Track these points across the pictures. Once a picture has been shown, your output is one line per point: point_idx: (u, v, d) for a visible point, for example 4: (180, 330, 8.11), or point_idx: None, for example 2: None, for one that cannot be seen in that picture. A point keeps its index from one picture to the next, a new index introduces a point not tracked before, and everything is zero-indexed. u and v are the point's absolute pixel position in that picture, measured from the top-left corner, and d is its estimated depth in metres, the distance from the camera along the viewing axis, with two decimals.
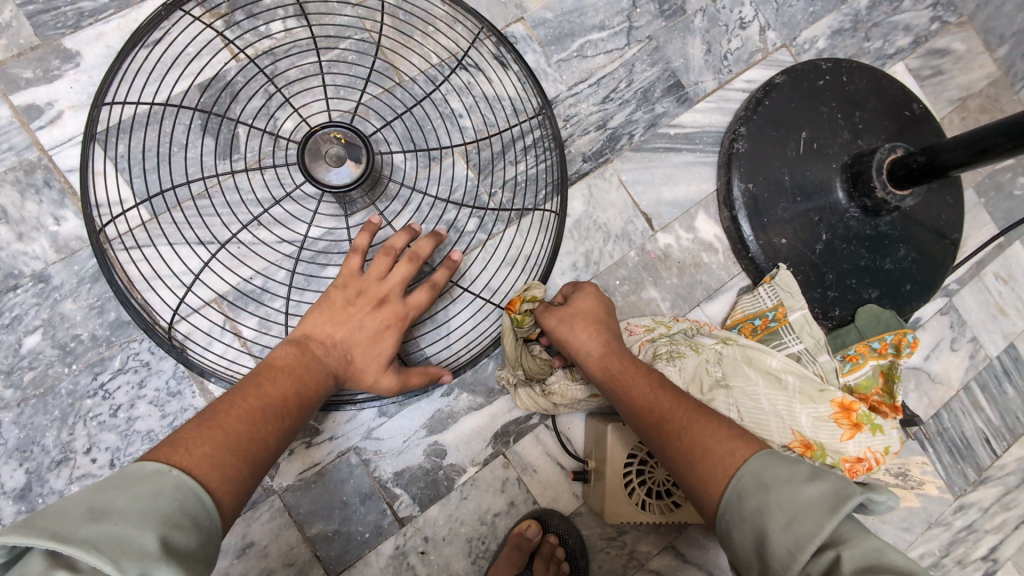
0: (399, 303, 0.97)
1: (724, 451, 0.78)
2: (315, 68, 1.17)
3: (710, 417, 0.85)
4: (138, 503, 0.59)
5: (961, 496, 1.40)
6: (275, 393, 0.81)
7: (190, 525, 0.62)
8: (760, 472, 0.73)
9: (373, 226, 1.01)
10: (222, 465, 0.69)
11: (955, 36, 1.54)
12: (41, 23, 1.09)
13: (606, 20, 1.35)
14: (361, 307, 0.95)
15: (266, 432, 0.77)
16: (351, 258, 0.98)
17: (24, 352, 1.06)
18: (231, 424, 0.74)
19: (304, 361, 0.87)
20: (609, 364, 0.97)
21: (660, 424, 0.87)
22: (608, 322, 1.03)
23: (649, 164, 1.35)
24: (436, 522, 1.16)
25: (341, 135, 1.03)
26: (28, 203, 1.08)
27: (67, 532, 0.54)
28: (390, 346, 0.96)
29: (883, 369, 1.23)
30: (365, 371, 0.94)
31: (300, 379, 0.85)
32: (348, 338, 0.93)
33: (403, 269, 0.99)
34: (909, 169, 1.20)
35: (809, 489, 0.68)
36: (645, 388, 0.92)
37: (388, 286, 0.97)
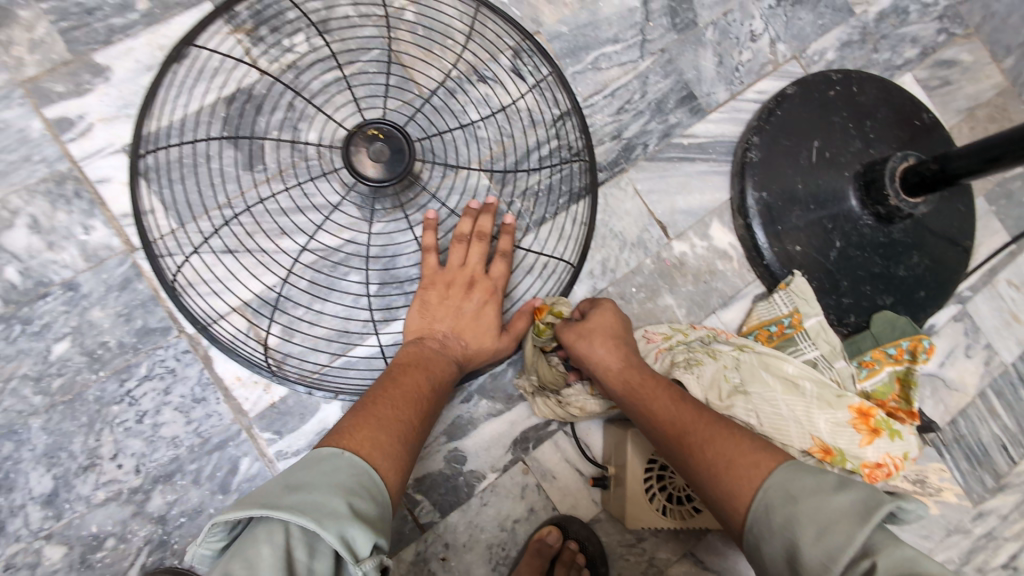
0: (486, 279, 1.10)
1: (747, 463, 0.79)
2: (339, 82, 1.21)
3: (732, 430, 0.86)
4: (323, 478, 0.68)
5: (979, 503, 1.39)
6: (409, 380, 0.91)
7: (367, 494, 0.69)
8: (787, 483, 0.74)
9: (433, 222, 1.10)
10: (380, 440, 0.78)
11: (962, 48, 1.57)
12: (73, 39, 1.13)
13: (619, 34, 1.38)
14: (455, 294, 1.08)
15: (413, 414, 0.87)
16: (429, 260, 1.10)
17: (53, 359, 1.07)
18: (381, 410, 0.83)
19: (424, 352, 0.99)
20: (631, 378, 0.97)
21: (680, 438, 0.88)
22: (627, 336, 1.04)
23: (664, 173, 1.37)
24: (457, 529, 1.17)
25: (379, 130, 1.09)
26: (59, 213, 1.10)
27: (275, 502, 0.63)
28: (491, 316, 1.08)
29: (900, 375, 1.23)
30: (483, 344, 1.07)
31: (427, 365, 0.96)
32: (454, 322, 1.06)
33: (476, 249, 1.10)
34: (922, 177, 1.22)
35: (839, 498, 0.69)
36: (665, 403, 0.93)
37: (470, 268, 1.09)
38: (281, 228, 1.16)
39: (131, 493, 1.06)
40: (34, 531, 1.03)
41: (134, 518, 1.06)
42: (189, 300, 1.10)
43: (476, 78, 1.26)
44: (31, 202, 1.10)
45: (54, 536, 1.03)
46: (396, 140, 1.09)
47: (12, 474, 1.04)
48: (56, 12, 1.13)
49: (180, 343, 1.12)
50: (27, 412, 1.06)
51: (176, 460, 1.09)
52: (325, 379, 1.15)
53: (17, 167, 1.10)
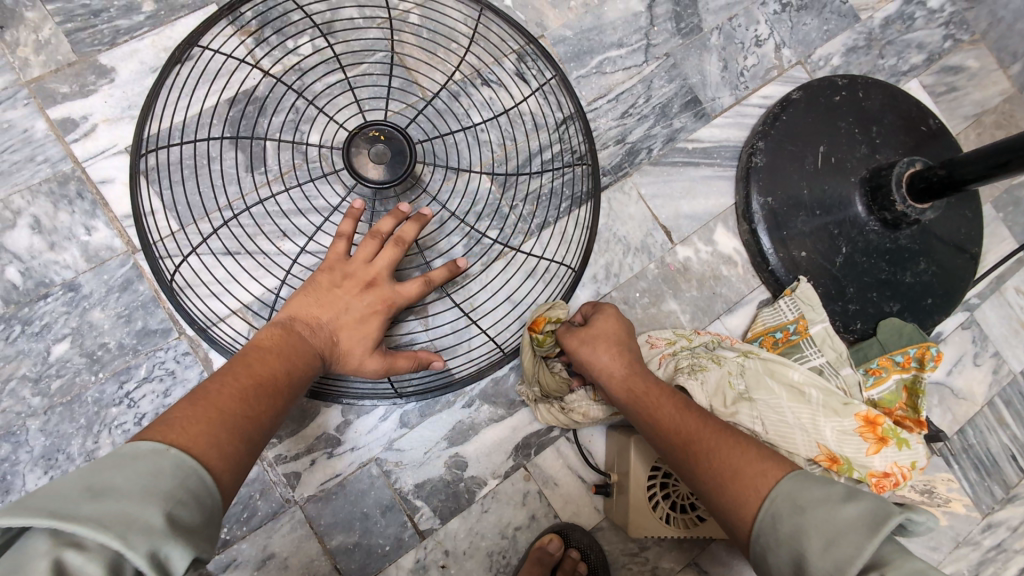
0: (387, 286, 0.97)
1: (753, 472, 0.78)
2: (342, 84, 1.20)
3: (738, 439, 0.84)
4: (138, 480, 0.56)
5: (988, 515, 1.37)
6: (262, 371, 0.79)
7: (194, 503, 0.59)
8: (794, 494, 0.73)
9: (357, 211, 1.00)
10: (210, 437, 0.67)
11: (968, 54, 1.56)
12: (78, 40, 1.13)
13: (624, 38, 1.37)
14: (347, 289, 0.95)
15: (260, 411, 0.75)
16: (336, 243, 0.99)
17: (52, 360, 1.07)
18: (225, 400, 0.72)
19: (292, 341, 0.86)
20: (632, 385, 0.96)
21: (685, 446, 0.86)
22: (631, 343, 1.02)
23: (668, 178, 1.36)
24: (457, 536, 1.15)
25: (380, 133, 1.09)
26: (61, 213, 1.10)
27: (69, 510, 0.50)
28: (376, 330, 0.95)
29: (907, 383, 1.22)
30: (359, 354, 0.94)
31: (288, 359, 0.83)
32: (335, 320, 0.93)
33: (391, 252, 0.98)
34: (929, 183, 1.21)
35: (847, 509, 0.68)
36: (669, 410, 0.91)
37: (375, 269, 0.96)
38: (282, 230, 1.16)
39: None
40: None
41: None
42: (190, 301, 1.09)
43: (480, 81, 1.26)
44: (33, 202, 1.09)
45: None
46: (397, 141, 1.09)
47: (9, 477, 1.03)
48: (62, 13, 1.13)
49: (180, 345, 1.11)
50: (25, 414, 1.05)
51: None
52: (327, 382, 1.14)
53: (20, 167, 1.09)
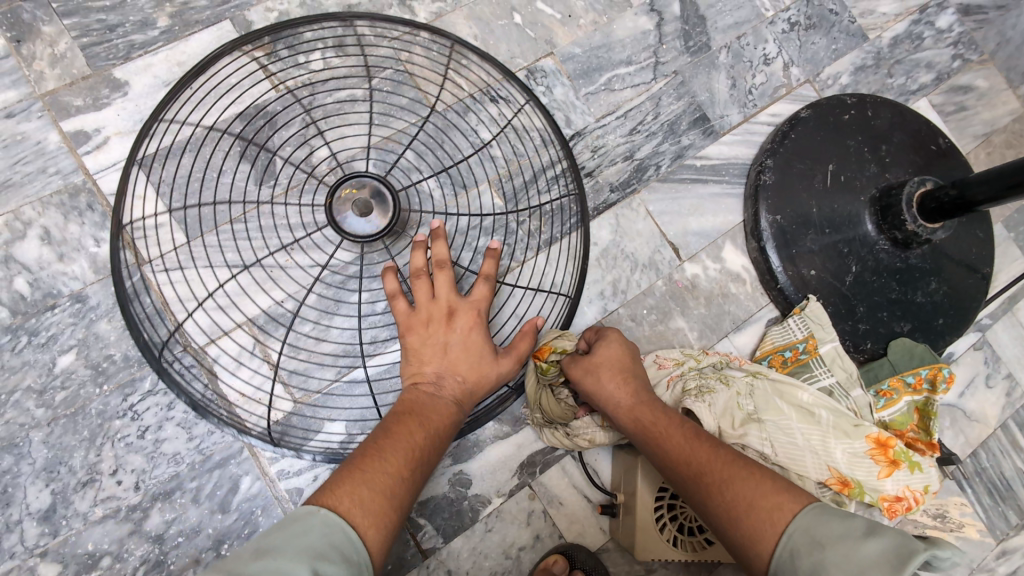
0: (465, 305, 0.94)
1: (768, 506, 0.76)
2: (352, 99, 1.21)
3: (750, 468, 0.82)
4: (293, 539, 0.63)
5: (1003, 541, 1.34)
6: (399, 432, 0.81)
7: (339, 558, 0.64)
8: (812, 529, 0.71)
9: (390, 268, 0.98)
10: (363, 501, 0.71)
11: (977, 74, 1.56)
12: (93, 55, 1.14)
13: (633, 56, 1.38)
14: (435, 329, 0.92)
15: (401, 465, 0.77)
16: (395, 304, 0.95)
17: (57, 372, 1.06)
18: (367, 465, 0.75)
19: (421, 398, 0.87)
20: (643, 412, 0.93)
21: (696, 477, 0.84)
22: (638, 367, 1.00)
23: (676, 195, 1.36)
24: (461, 555, 1.13)
25: (348, 190, 1.08)
26: (71, 225, 1.10)
27: (238, 569, 0.59)
28: (483, 342, 0.93)
29: (919, 405, 1.20)
30: (485, 377, 0.92)
31: (423, 414, 0.84)
32: (445, 361, 0.90)
33: (443, 278, 0.95)
34: (940, 203, 1.21)
35: (869, 546, 0.66)
36: (678, 439, 0.88)
37: (444, 299, 0.93)
38: (288, 244, 1.15)
39: (129, 511, 1.04)
40: (30, 547, 1.01)
41: (131, 537, 1.04)
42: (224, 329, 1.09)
43: (490, 97, 1.26)
44: (44, 214, 1.10)
45: (50, 553, 1.01)
46: (371, 184, 1.09)
47: (10, 489, 1.02)
48: (78, 28, 1.14)
49: (184, 358, 1.10)
50: (29, 426, 1.04)
51: (177, 477, 1.07)
52: (331, 397, 1.13)
53: (32, 179, 1.10)
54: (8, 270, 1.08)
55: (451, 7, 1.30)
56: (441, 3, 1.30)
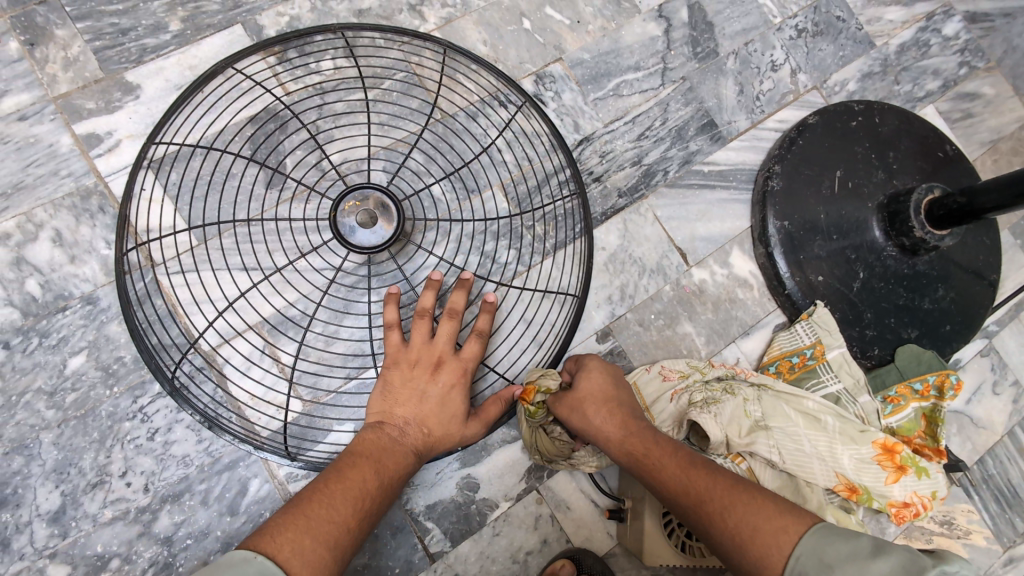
0: (456, 360, 0.98)
1: (773, 530, 0.74)
2: (362, 104, 1.21)
3: (749, 493, 0.80)
4: None
5: (1010, 548, 1.34)
6: (355, 477, 0.80)
7: None
8: (820, 551, 0.70)
9: (396, 296, 1.03)
10: (307, 551, 0.69)
11: (984, 81, 1.56)
12: (106, 58, 1.15)
13: (641, 62, 1.39)
14: (420, 376, 0.95)
15: (349, 515, 0.76)
16: (389, 334, 1.00)
17: (68, 373, 1.07)
18: (315, 509, 0.73)
19: (382, 442, 0.87)
20: (635, 444, 0.90)
21: (697, 508, 0.81)
22: (626, 396, 0.99)
23: (683, 201, 1.36)
24: (468, 559, 1.13)
25: (350, 203, 1.09)
26: (83, 227, 1.11)
27: None
28: (460, 403, 0.96)
29: (926, 411, 1.22)
30: (450, 434, 0.94)
31: (382, 460, 0.84)
32: (418, 410, 0.93)
33: (446, 327, 1.00)
34: (948, 211, 1.21)
35: (878, 567, 0.66)
36: (674, 470, 0.85)
37: (438, 347, 0.98)
38: (300, 246, 1.15)
39: (139, 513, 1.05)
40: (40, 549, 1.01)
41: (139, 539, 1.04)
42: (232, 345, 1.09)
43: (498, 102, 1.27)
44: (56, 216, 1.10)
45: (59, 554, 1.02)
46: (374, 196, 1.10)
47: (20, 490, 1.02)
48: (91, 32, 1.15)
49: (195, 360, 1.10)
50: (39, 427, 1.05)
51: (186, 479, 1.07)
52: (340, 401, 1.13)
53: (44, 181, 1.11)
54: (19, 272, 1.08)
55: (460, 12, 1.31)
56: (451, 8, 1.30)
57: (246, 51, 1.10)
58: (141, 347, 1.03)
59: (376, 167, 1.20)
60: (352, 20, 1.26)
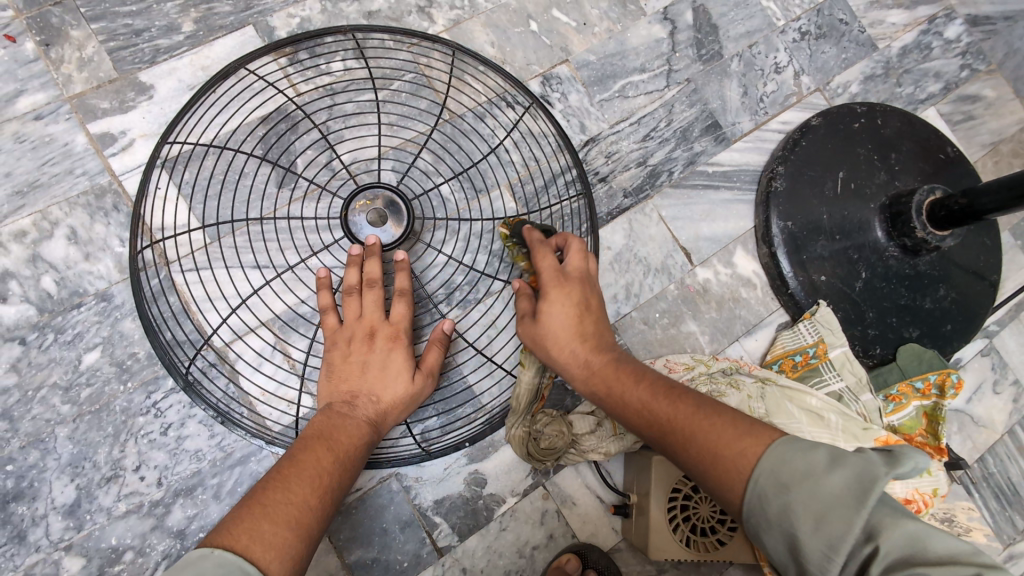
0: (387, 324, 0.99)
1: (732, 452, 0.68)
2: (371, 105, 1.23)
3: (718, 413, 0.73)
4: None
5: (1009, 545, 1.36)
6: (307, 459, 0.79)
7: None
8: (775, 465, 0.64)
9: (327, 281, 1.03)
10: (265, 539, 0.67)
11: (985, 83, 1.58)
12: (120, 58, 1.17)
13: (646, 63, 1.40)
14: (357, 349, 0.97)
15: (307, 493, 0.75)
16: (325, 319, 1.01)
17: (83, 369, 1.08)
18: (268, 498, 0.72)
19: (332, 421, 0.87)
20: (601, 370, 0.85)
21: (665, 430, 0.75)
22: (596, 315, 0.91)
23: (687, 201, 1.38)
24: (475, 553, 1.15)
25: (360, 202, 1.10)
26: (97, 225, 1.13)
27: None
28: (400, 362, 0.97)
29: (927, 410, 1.24)
30: (399, 395, 0.95)
31: (333, 438, 0.84)
32: (360, 381, 0.94)
33: (370, 296, 1.00)
34: (949, 212, 1.23)
35: (831, 478, 0.60)
36: (645, 397, 0.79)
37: (367, 318, 0.99)
38: (311, 245, 1.17)
39: (152, 507, 1.06)
40: (55, 541, 1.03)
41: (153, 532, 1.06)
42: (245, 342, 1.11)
43: (505, 102, 1.28)
44: (70, 214, 1.12)
45: (75, 546, 1.03)
46: (384, 195, 1.11)
47: (36, 484, 1.04)
48: (105, 32, 1.17)
49: (207, 356, 1.12)
50: (54, 421, 1.06)
51: (199, 474, 1.09)
52: None
53: (59, 180, 1.13)
54: (35, 269, 1.10)
55: (468, 14, 1.32)
56: (459, 10, 1.32)
57: (258, 53, 1.12)
58: (156, 343, 1.04)
59: (386, 167, 1.22)
60: (361, 21, 1.27)
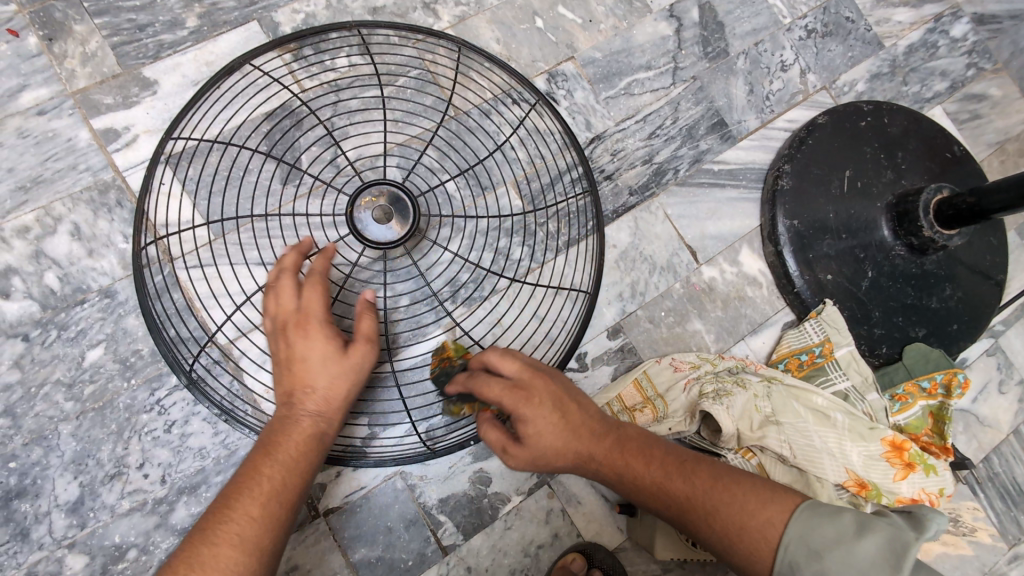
0: (304, 310, 0.91)
1: (757, 523, 0.72)
2: (376, 101, 1.22)
3: (735, 481, 0.76)
4: None
5: (1015, 546, 1.35)
6: (244, 476, 0.78)
7: None
8: (807, 534, 0.69)
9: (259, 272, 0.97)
10: (208, 567, 0.69)
11: (991, 82, 1.58)
12: (123, 53, 1.16)
13: (652, 61, 1.40)
14: (282, 344, 0.91)
15: (243, 511, 0.74)
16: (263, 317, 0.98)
17: (86, 365, 1.08)
18: (211, 522, 0.73)
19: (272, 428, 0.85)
20: (606, 458, 0.80)
21: (684, 510, 0.76)
22: (576, 407, 0.82)
23: (693, 199, 1.37)
24: (480, 552, 1.15)
25: (365, 199, 1.10)
26: (100, 221, 1.12)
27: None
28: (325, 346, 0.89)
29: (933, 409, 1.23)
30: (336, 379, 0.89)
31: (273, 447, 0.82)
32: (292, 378, 0.89)
33: (283, 286, 0.93)
34: (958, 211, 1.22)
35: (865, 546, 0.67)
36: (661, 477, 0.78)
37: (282, 311, 0.92)
38: (316, 241, 1.17)
39: (155, 504, 1.06)
40: (59, 538, 1.02)
41: (156, 530, 1.05)
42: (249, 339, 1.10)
43: (510, 100, 1.28)
44: (73, 209, 1.11)
45: (78, 544, 1.03)
46: (389, 191, 1.11)
47: (39, 481, 1.04)
48: (109, 27, 1.16)
49: (211, 353, 1.11)
50: (58, 418, 1.06)
51: (203, 471, 1.08)
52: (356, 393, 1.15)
53: (63, 175, 1.12)
54: (38, 265, 1.09)
55: (473, 10, 1.32)
56: (464, 6, 1.31)
57: (263, 48, 1.12)
58: (161, 340, 1.04)
59: (391, 164, 1.22)
60: (366, 17, 1.26)
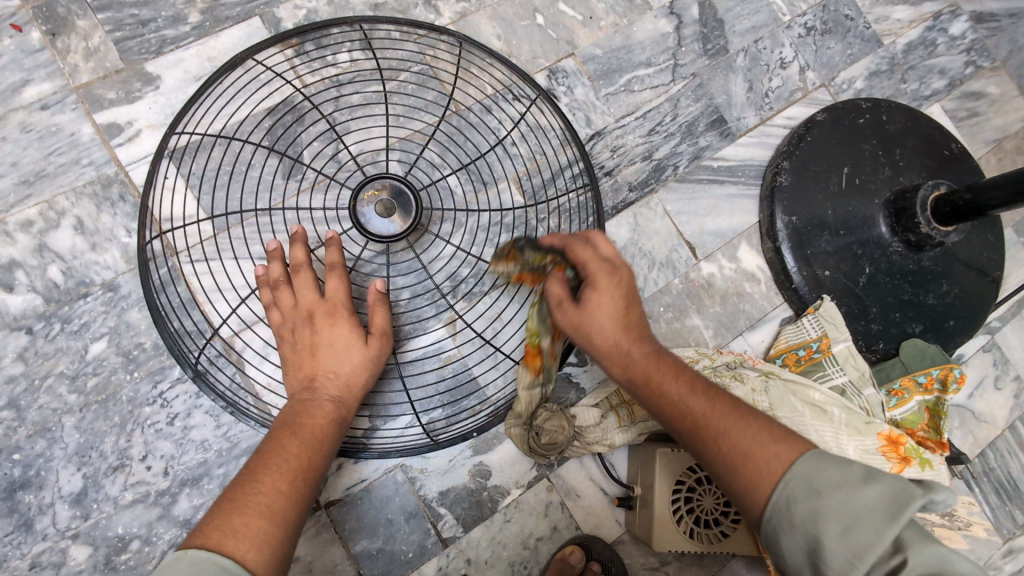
0: (323, 302, 0.99)
1: (766, 455, 0.68)
2: (378, 97, 1.23)
3: (751, 414, 0.73)
4: None
5: (1009, 540, 1.37)
6: (274, 449, 0.79)
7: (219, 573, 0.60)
8: (808, 474, 0.64)
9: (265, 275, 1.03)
10: (239, 529, 0.66)
11: (989, 80, 1.58)
12: (126, 49, 1.17)
13: (652, 58, 1.40)
14: (303, 335, 0.97)
15: (276, 479, 0.74)
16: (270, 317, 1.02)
17: (90, 358, 1.09)
18: (242, 491, 0.71)
19: (296, 410, 0.87)
20: (642, 362, 0.81)
21: (697, 424, 0.74)
22: (638, 313, 0.86)
23: (692, 196, 1.38)
24: (479, 544, 1.16)
25: (367, 194, 1.10)
26: (104, 215, 1.13)
27: None
28: (346, 333, 0.97)
29: (929, 404, 1.24)
30: (359, 365, 0.96)
31: (299, 425, 0.84)
32: (314, 365, 0.95)
33: (302, 279, 1.01)
34: (954, 207, 1.22)
35: (867, 493, 0.61)
36: (682, 394, 0.77)
37: (302, 303, 0.99)
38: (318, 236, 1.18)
39: (158, 496, 1.07)
40: (62, 529, 1.03)
41: (159, 521, 1.06)
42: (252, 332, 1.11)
43: (511, 95, 1.28)
44: (77, 204, 1.12)
45: (81, 535, 1.04)
46: (391, 185, 1.11)
47: (43, 472, 1.05)
48: (112, 23, 1.17)
49: (214, 346, 1.12)
50: (61, 411, 1.07)
51: (205, 463, 1.09)
52: None
53: (66, 170, 1.13)
54: (42, 259, 1.10)
55: (474, 7, 1.32)
56: (465, 3, 1.32)
57: (265, 44, 1.12)
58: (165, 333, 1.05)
59: (393, 159, 1.23)
60: (368, 13, 1.27)
